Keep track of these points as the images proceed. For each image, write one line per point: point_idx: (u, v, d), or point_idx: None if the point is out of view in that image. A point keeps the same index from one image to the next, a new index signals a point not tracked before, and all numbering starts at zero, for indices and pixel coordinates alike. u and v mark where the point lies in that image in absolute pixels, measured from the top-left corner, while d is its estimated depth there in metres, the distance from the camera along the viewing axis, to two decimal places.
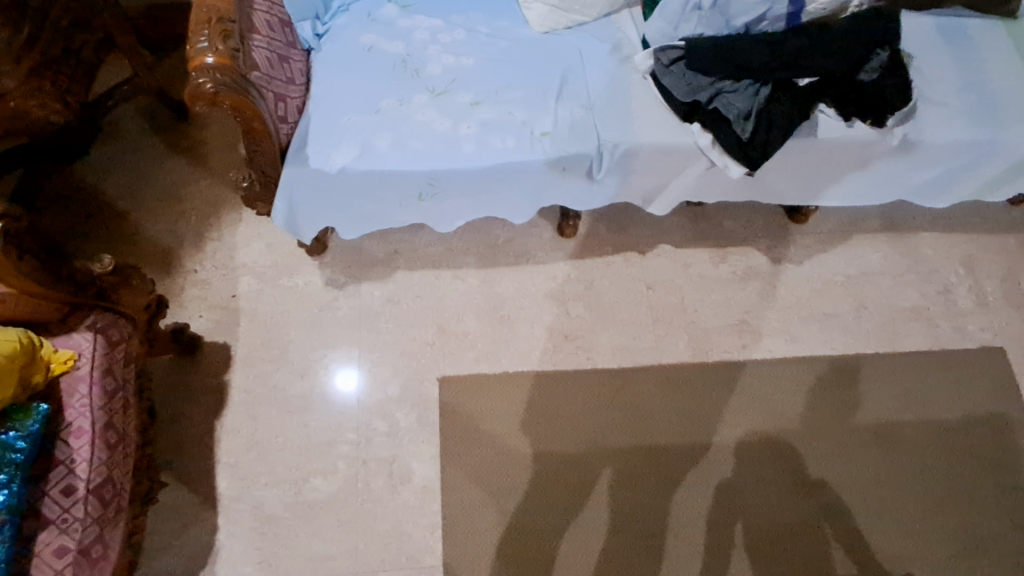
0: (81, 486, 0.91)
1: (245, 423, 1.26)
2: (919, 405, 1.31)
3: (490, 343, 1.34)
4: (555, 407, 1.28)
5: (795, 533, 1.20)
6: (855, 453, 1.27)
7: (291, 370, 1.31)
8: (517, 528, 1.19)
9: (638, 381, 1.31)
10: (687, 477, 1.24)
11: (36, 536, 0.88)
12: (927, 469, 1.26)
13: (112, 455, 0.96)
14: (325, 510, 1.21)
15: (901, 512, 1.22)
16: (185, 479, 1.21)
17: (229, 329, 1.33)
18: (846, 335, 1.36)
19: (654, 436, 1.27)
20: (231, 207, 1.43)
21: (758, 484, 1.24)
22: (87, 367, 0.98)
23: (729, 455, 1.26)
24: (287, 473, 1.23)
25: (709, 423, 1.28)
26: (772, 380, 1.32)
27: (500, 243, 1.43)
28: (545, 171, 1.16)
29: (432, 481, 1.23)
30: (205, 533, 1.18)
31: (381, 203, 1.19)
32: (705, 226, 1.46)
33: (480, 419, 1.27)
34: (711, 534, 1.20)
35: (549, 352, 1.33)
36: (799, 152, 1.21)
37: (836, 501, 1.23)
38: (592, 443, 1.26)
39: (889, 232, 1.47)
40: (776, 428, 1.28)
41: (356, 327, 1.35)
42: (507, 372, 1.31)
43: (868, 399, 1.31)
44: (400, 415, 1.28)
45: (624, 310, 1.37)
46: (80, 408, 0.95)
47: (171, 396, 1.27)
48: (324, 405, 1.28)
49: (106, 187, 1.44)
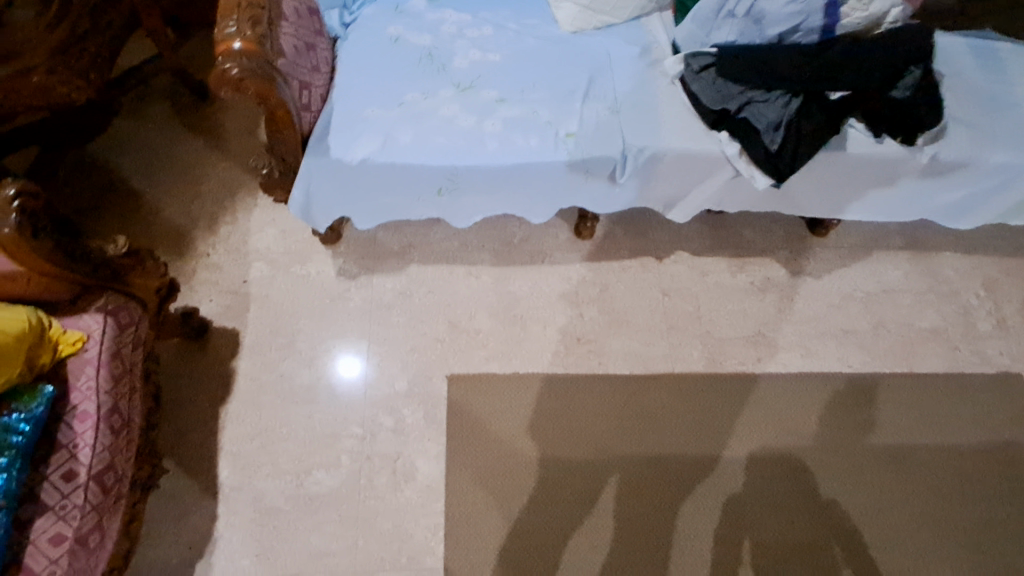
0: (82, 472, 0.90)
1: (250, 412, 1.25)
2: (934, 429, 1.29)
3: (502, 342, 1.32)
4: (566, 412, 1.27)
5: (803, 552, 1.19)
6: (866, 473, 1.25)
7: (299, 360, 1.29)
8: (521, 533, 1.18)
9: (649, 388, 1.29)
10: (695, 489, 1.22)
11: (33, 522, 0.86)
12: (940, 496, 1.24)
13: (114, 442, 0.94)
14: (327, 504, 1.19)
15: (909, 535, 1.21)
16: (186, 465, 1.20)
17: (238, 315, 1.31)
18: (862, 352, 1.35)
19: (664, 446, 1.25)
20: (246, 192, 1.41)
21: (768, 500, 1.22)
22: (95, 350, 0.96)
23: (738, 468, 1.24)
24: (290, 464, 1.21)
25: (719, 435, 1.26)
26: (787, 394, 1.30)
27: (516, 241, 1.41)
28: (567, 172, 1.14)
29: (436, 481, 1.21)
30: (204, 522, 1.16)
31: (399, 196, 1.17)
32: (724, 235, 1.44)
33: (487, 419, 1.25)
34: (717, 550, 1.18)
35: (560, 354, 1.32)
36: (826, 166, 1.19)
37: (846, 522, 1.21)
38: (601, 450, 1.24)
39: (910, 250, 1.45)
40: (788, 443, 1.26)
41: (367, 319, 1.33)
42: (517, 373, 1.30)
43: (882, 419, 1.29)
44: (407, 412, 1.26)
45: (638, 317, 1.36)
46: (86, 392, 0.94)
47: (177, 380, 1.26)
48: (331, 396, 1.27)
49: (120, 165, 1.42)
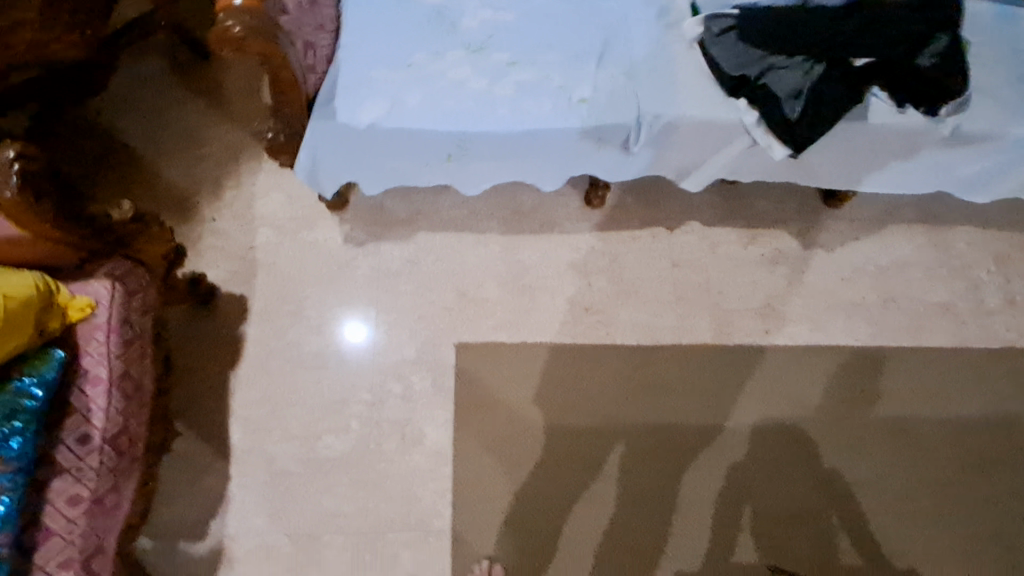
0: (97, 435, 0.91)
1: (260, 377, 1.25)
2: (940, 402, 1.29)
3: (509, 311, 1.32)
4: (573, 381, 1.27)
5: (803, 520, 1.21)
6: (869, 445, 1.26)
7: (307, 326, 1.29)
8: (526, 498, 1.20)
9: (656, 358, 1.29)
10: (699, 458, 1.23)
11: (51, 483, 0.88)
12: (941, 468, 1.25)
13: (128, 406, 0.95)
14: (336, 467, 1.21)
15: (908, 505, 1.23)
16: (198, 428, 1.22)
17: (246, 281, 1.31)
18: (871, 326, 1.34)
19: (670, 416, 1.26)
20: (251, 155, 1.39)
21: (770, 469, 1.23)
22: (105, 315, 0.96)
23: (743, 438, 1.25)
24: (300, 429, 1.23)
25: (725, 406, 1.27)
26: (793, 366, 1.30)
27: (525, 209, 1.39)
28: (580, 140, 1.12)
29: (444, 447, 1.23)
30: (217, 484, 1.19)
31: (407, 161, 1.15)
32: (737, 205, 1.41)
33: (494, 388, 1.26)
34: (718, 516, 1.20)
35: (568, 324, 1.31)
36: (846, 135, 1.16)
37: (847, 492, 1.23)
38: (607, 419, 1.25)
39: (925, 223, 1.42)
40: (793, 415, 1.27)
41: (374, 286, 1.32)
42: (524, 342, 1.30)
43: (888, 392, 1.29)
44: (415, 379, 1.27)
45: (647, 287, 1.35)
46: (98, 356, 0.94)
47: (186, 344, 1.26)
48: (339, 362, 1.27)
49: (122, 126, 1.40)
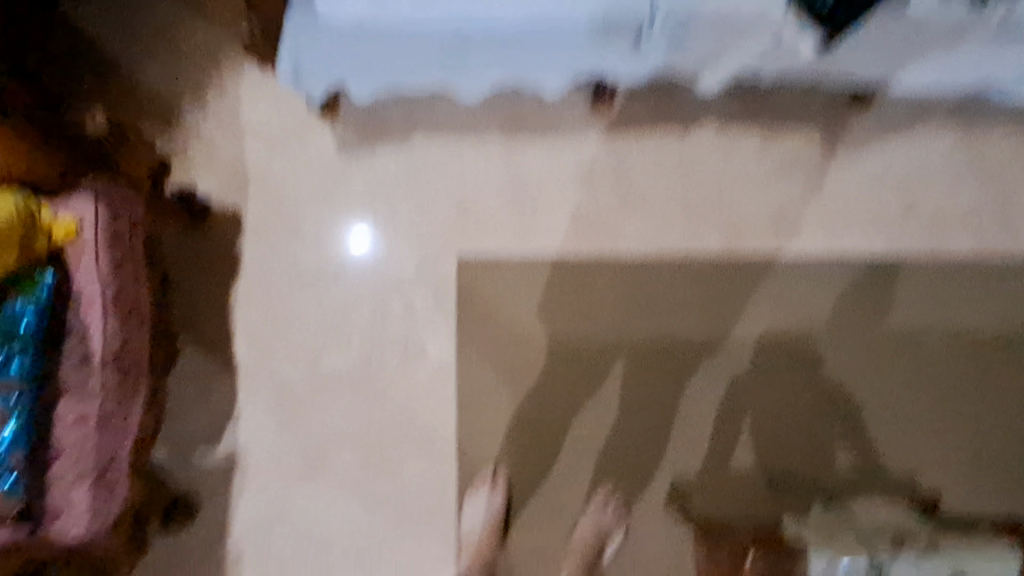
0: (97, 357, 0.90)
1: (260, 293, 1.24)
2: (952, 313, 1.26)
3: (511, 224, 1.27)
4: (576, 295, 1.25)
5: (802, 429, 1.23)
6: (874, 356, 1.25)
7: (304, 241, 1.26)
8: (529, 410, 1.22)
9: (662, 271, 1.26)
10: (702, 371, 1.23)
11: (56, 401, 0.90)
12: (945, 379, 1.25)
13: (126, 327, 0.93)
14: (341, 381, 1.23)
15: (908, 414, 1.23)
16: (202, 345, 1.22)
17: (238, 195, 1.26)
18: (888, 237, 1.29)
19: (674, 329, 1.25)
20: (231, 56, 1.29)
21: (773, 381, 1.24)
22: (90, 235, 0.91)
23: (746, 351, 1.24)
24: (303, 344, 1.23)
25: (730, 319, 1.25)
26: (803, 279, 1.27)
27: (527, 112, 1.30)
28: (586, 33, 1.01)
29: (447, 361, 1.24)
30: (226, 398, 1.21)
31: (398, 64, 1.06)
32: (756, 105, 1.31)
33: (496, 303, 1.25)
34: (718, 426, 1.22)
35: (572, 236, 1.27)
36: (880, 27, 1.04)
37: (848, 402, 1.23)
38: (610, 332, 1.24)
39: (959, 122, 1.32)
40: (800, 327, 1.25)
41: (371, 199, 1.28)
42: (526, 255, 1.26)
43: (899, 304, 1.26)
44: (416, 294, 1.25)
45: (655, 200, 1.29)
46: (89, 277, 0.91)
47: (183, 261, 1.24)
48: (339, 278, 1.25)
49: (92, 25, 1.29)
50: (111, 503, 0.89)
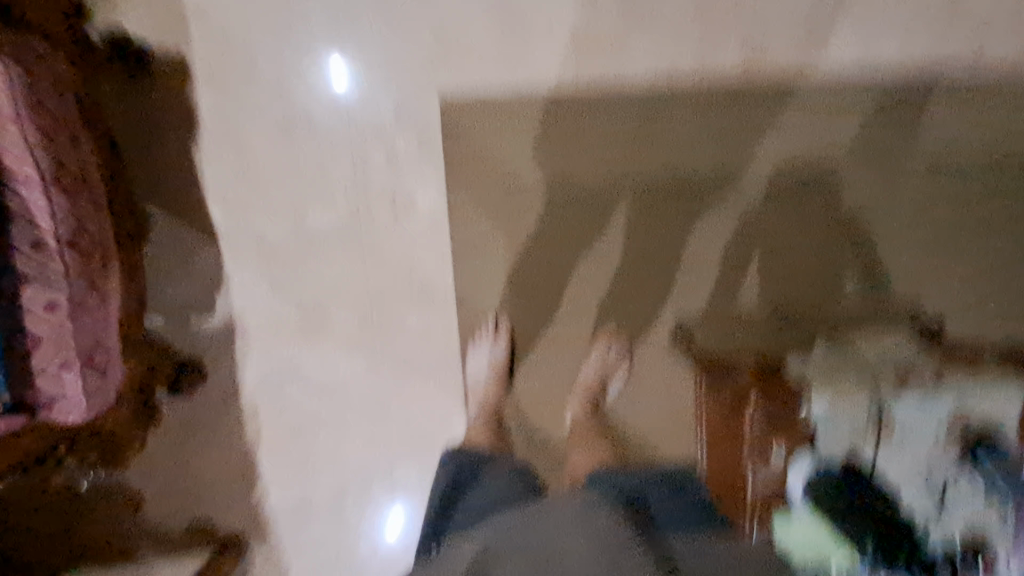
0: (52, 239, 0.83)
1: (228, 148, 1.13)
2: (1001, 131, 1.11)
3: (499, 51, 1.10)
4: (576, 132, 1.13)
5: (814, 265, 1.15)
6: (902, 184, 1.13)
7: (264, 85, 1.11)
8: (528, 259, 1.17)
9: (672, 99, 1.12)
10: (711, 209, 1.15)
11: (18, 290, 0.82)
12: (981, 205, 1.12)
13: (76, 203, 0.87)
14: (329, 238, 1.16)
15: (933, 245, 1.13)
16: (177, 210, 1.15)
17: (180, 35, 1.09)
18: (936, 39, 1.10)
19: (683, 164, 1.14)
20: None
21: (786, 216, 1.15)
22: (4, 100, 0.78)
23: (760, 185, 1.14)
24: (282, 201, 1.15)
25: (744, 150, 1.13)
26: (829, 100, 1.12)
27: None
28: None
29: (439, 210, 1.15)
30: (211, 264, 1.16)
31: None
32: None
33: (488, 146, 1.13)
34: (725, 267, 1.16)
35: (570, 63, 1.11)
36: None
37: (866, 235, 1.14)
38: (613, 172, 1.14)
39: None
40: (820, 156, 1.13)
41: (334, 29, 1.09)
42: (518, 88, 1.12)
43: (937, 123, 1.12)
44: (398, 139, 1.13)
45: (667, 12, 1.10)
46: (17, 150, 0.79)
47: (140, 118, 1.14)
48: (309, 125, 1.12)
49: None
50: (106, 387, 0.92)
